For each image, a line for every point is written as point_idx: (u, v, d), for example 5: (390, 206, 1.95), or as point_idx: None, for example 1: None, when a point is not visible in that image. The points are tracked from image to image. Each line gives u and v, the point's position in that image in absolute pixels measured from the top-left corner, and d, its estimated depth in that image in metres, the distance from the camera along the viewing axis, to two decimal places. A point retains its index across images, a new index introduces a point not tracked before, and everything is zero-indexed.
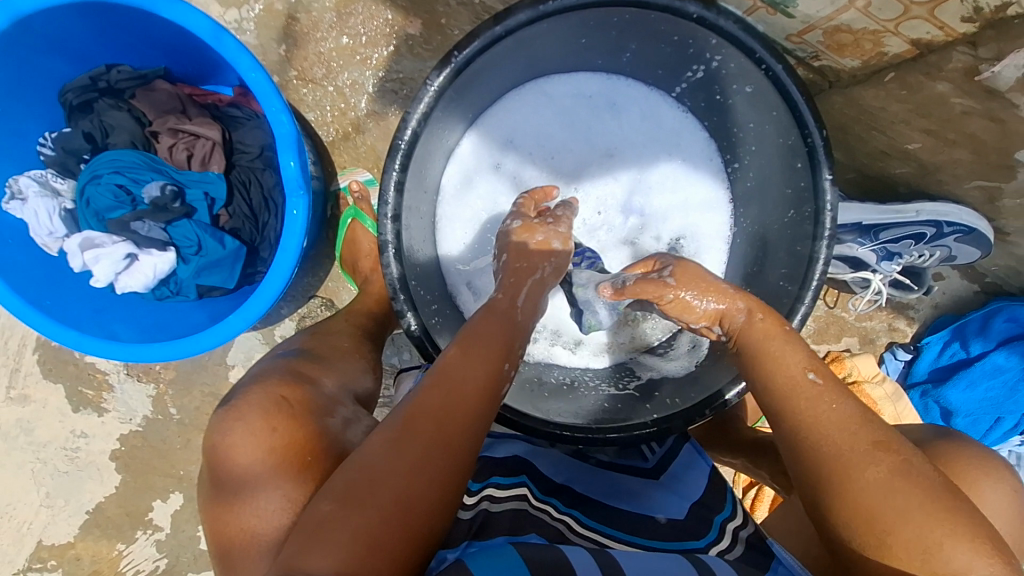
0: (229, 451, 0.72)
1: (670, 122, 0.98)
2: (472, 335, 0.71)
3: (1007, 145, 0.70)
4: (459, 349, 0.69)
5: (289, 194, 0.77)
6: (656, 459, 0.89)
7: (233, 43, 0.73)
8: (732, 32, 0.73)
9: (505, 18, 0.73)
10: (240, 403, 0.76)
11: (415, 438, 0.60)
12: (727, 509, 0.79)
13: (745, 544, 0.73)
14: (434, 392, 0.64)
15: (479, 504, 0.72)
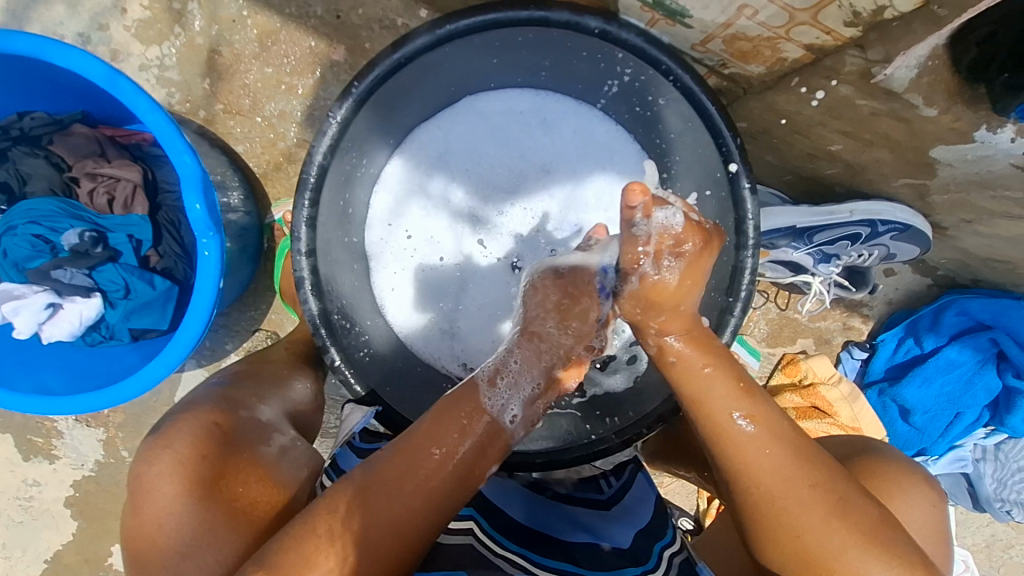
0: (151, 484, 0.65)
1: (603, 135, 0.94)
2: (458, 399, 0.66)
3: (921, 144, 0.69)
4: (441, 414, 0.65)
5: (199, 235, 0.77)
6: (613, 492, 0.84)
7: (129, 86, 0.72)
8: (636, 44, 0.72)
9: (402, 44, 0.73)
10: (168, 432, 0.69)
11: (370, 511, 0.57)
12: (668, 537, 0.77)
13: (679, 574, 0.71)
14: (403, 460, 0.61)
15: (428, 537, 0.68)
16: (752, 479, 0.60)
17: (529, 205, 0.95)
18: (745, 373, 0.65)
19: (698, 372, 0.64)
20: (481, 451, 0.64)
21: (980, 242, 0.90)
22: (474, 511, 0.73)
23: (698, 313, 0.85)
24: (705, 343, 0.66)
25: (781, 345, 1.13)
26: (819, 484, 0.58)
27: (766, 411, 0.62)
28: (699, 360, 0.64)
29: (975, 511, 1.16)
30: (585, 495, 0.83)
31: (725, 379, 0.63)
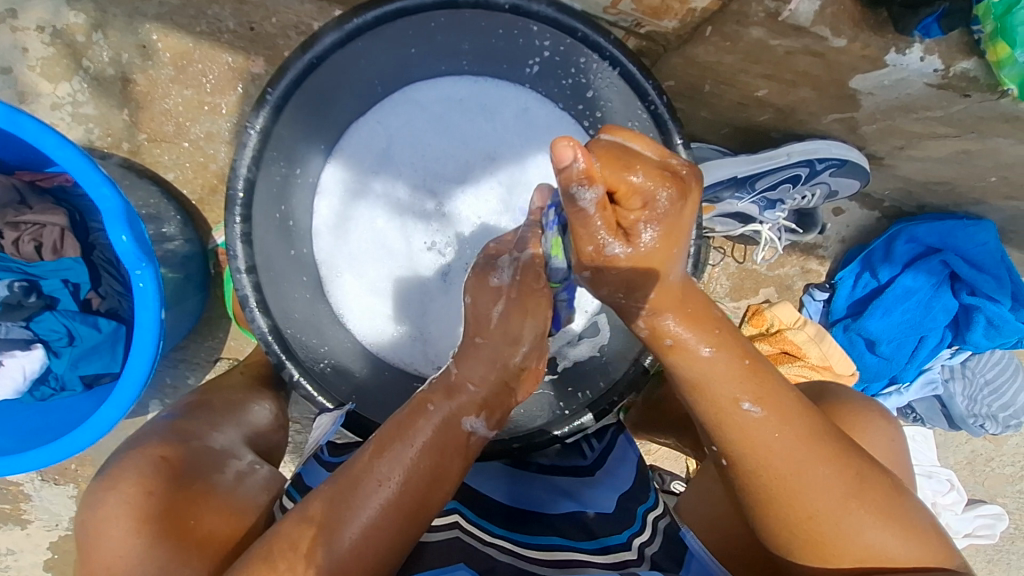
0: (98, 528, 0.62)
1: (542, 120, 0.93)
2: (404, 426, 0.62)
3: (839, 76, 0.70)
4: (381, 450, 0.60)
5: (131, 268, 0.73)
6: (595, 455, 0.85)
7: (31, 122, 0.69)
8: (549, 15, 0.72)
9: (311, 44, 0.70)
10: (114, 470, 0.66)
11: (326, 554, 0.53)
12: (652, 500, 0.78)
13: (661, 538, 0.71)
14: (347, 498, 0.57)
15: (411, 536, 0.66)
16: (760, 462, 0.60)
17: (478, 196, 0.94)
18: (748, 347, 0.63)
19: (696, 355, 0.61)
20: (433, 478, 0.60)
21: (917, 167, 0.91)
22: (458, 503, 0.72)
23: None
24: (728, 334, 0.62)
25: (745, 298, 1.14)
26: (829, 459, 0.59)
27: (772, 390, 0.61)
28: (698, 344, 0.61)
29: (952, 431, 1.19)
30: (567, 463, 0.84)
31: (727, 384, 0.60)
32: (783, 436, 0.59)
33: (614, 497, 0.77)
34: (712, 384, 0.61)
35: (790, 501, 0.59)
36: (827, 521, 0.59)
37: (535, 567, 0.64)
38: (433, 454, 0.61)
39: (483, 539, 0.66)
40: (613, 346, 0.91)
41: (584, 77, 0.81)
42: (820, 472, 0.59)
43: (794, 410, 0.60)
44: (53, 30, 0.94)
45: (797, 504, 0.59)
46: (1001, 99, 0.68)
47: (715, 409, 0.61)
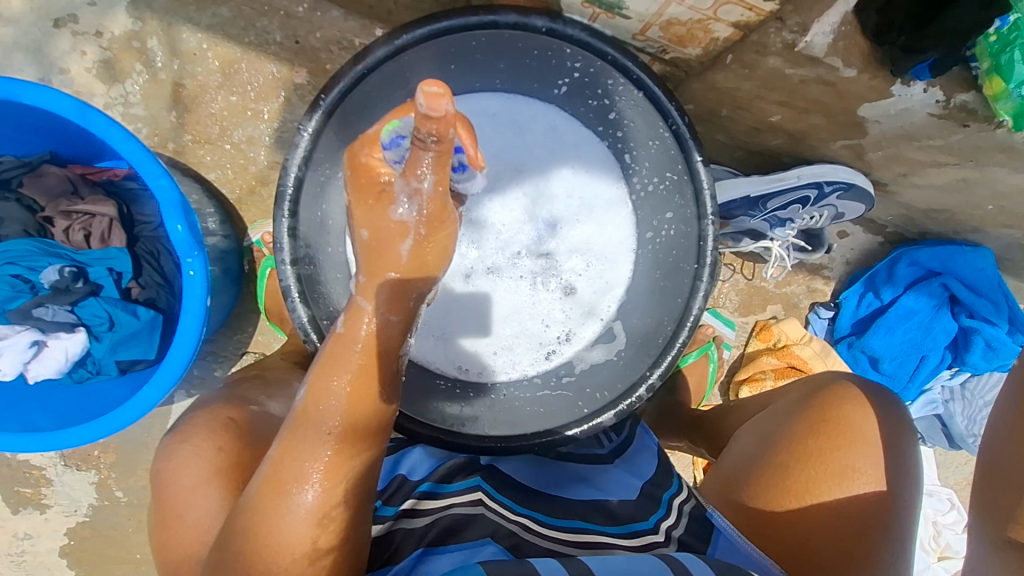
0: (175, 478, 0.71)
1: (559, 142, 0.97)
2: (326, 366, 0.63)
3: (848, 104, 0.76)
4: (313, 400, 0.61)
5: (183, 256, 0.77)
6: (613, 445, 0.92)
7: (99, 117, 0.74)
8: (582, 39, 0.77)
9: (364, 57, 0.76)
10: (185, 429, 0.76)
11: (304, 498, 0.58)
12: (674, 487, 0.83)
13: (686, 520, 0.76)
14: (298, 447, 0.60)
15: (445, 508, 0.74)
16: None
17: (503, 205, 1.01)
18: None
19: None
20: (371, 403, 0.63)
21: (918, 194, 0.97)
22: (479, 480, 0.80)
23: (673, 284, 0.91)
24: None
25: (753, 314, 1.19)
26: None
27: None
28: None
29: (952, 451, 1.23)
30: (586, 451, 0.91)
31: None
32: None
33: (637, 484, 0.82)
34: None
35: None
36: None
37: (567, 549, 0.70)
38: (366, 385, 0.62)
39: (506, 516, 0.73)
40: (628, 351, 0.96)
41: (611, 99, 0.88)
42: None
43: None
44: (111, 35, 1.00)
45: None
46: (996, 130, 0.73)
47: None
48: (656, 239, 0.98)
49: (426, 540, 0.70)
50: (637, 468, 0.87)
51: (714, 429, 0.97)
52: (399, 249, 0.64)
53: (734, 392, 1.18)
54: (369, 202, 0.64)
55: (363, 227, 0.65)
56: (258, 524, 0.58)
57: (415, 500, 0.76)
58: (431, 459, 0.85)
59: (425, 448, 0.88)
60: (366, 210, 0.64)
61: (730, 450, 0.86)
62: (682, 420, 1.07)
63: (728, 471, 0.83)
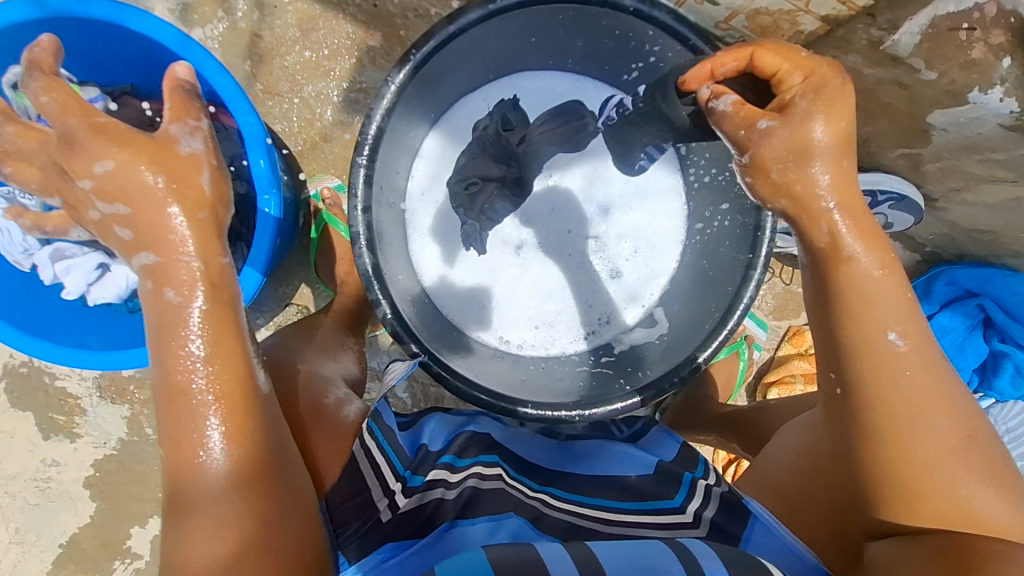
0: None
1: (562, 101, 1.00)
2: (164, 340, 0.58)
3: (919, 110, 0.78)
4: (166, 372, 0.57)
5: (261, 190, 0.81)
6: (627, 433, 0.90)
7: (197, 47, 0.80)
8: (666, 22, 0.80)
9: (457, 17, 0.78)
10: None
11: (212, 461, 0.56)
12: (699, 470, 0.80)
13: (718, 500, 0.73)
14: (184, 418, 0.57)
15: (468, 480, 0.72)
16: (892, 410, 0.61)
17: (557, 181, 1.04)
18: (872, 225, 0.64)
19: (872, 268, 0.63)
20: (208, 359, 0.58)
21: (966, 212, 0.99)
22: (499, 458, 0.78)
23: (724, 273, 0.93)
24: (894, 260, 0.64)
25: (787, 318, 1.20)
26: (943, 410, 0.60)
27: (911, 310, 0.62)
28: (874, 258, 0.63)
29: None
30: (600, 433, 0.90)
31: (902, 298, 0.63)
32: (909, 378, 0.61)
33: (651, 462, 0.80)
34: (883, 294, 0.62)
35: (900, 447, 0.60)
36: (935, 462, 0.59)
37: (591, 525, 0.70)
38: (212, 350, 0.58)
39: (525, 492, 0.72)
40: (670, 335, 0.98)
41: None
42: (925, 425, 0.60)
43: (907, 318, 0.62)
44: None
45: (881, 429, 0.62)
46: None
47: (876, 308, 0.62)
48: (705, 230, 1.00)
49: (458, 510, 0.68)
50: (656, 450, 0.85)
51: (753, 424, 0.97)
52: (167, 217, 0.58)
53: (761, 392, 1.19)
54: (132, 150, 0.58)
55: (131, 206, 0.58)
56: (186, 507, 0.55)
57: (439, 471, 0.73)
58: (445, 432, 0.82)
59: (441, 417, 0.86)
60: (138, 160, 0.57)
61: (767, 454, 0.83)
62: (709, 417, 1.08)
63: (766, 472, 0.80)
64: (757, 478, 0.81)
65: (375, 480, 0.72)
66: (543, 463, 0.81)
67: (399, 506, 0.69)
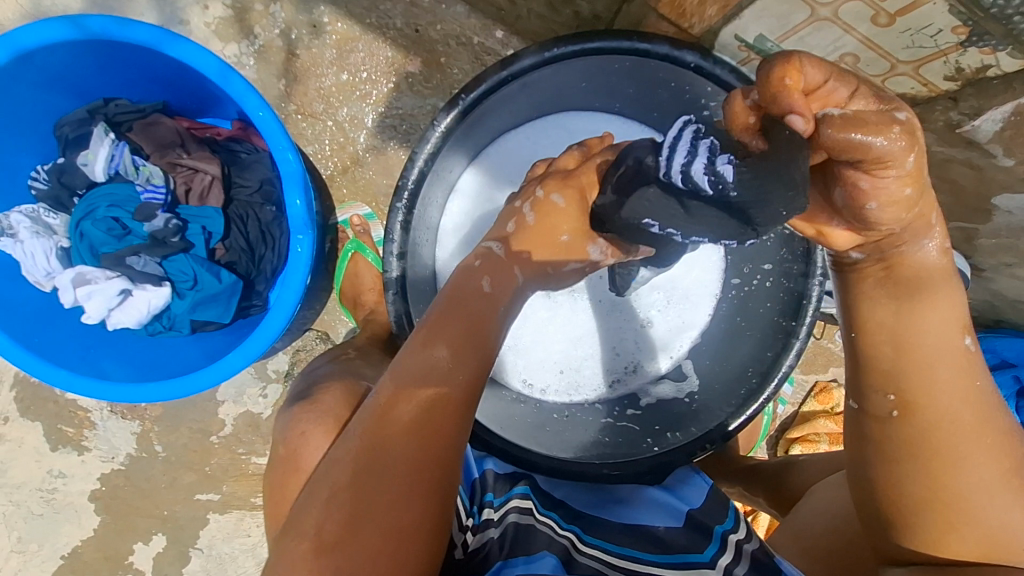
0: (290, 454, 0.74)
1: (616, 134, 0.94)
2: (439, 321, 0.61)
3: (985, 191, 0.74)
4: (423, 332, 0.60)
5: (295, 231, 0.79)
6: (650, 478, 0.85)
7: (240, 81, 0.76)
8: (728, 80, 0.76)
9: (512, 62, 0.76)
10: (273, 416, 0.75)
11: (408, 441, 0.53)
12: (730, 522, 0.72)
13: (750, 560, 0.65)
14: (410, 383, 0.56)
15: (507, 517, 0.70)
16: (951, 478, 0.54)
17: None
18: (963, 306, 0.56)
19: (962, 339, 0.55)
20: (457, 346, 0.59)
21: (1014, 285, 0.96)
22: (527, 490, 0.77)
23: (761, 336, 0.89)
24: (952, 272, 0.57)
25: (814, 373, 1.17)
26: (1001, 462, 0.54)
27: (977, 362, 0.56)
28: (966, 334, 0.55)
29: None
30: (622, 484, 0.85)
31: (969, 376, 0.55)
32: (970, 427, 0.54)
33: (682, 513, 0.74)
34: (944, 308, 0.55)
35: (957, 512, 0.54)
36: (993, 518, 0.54)
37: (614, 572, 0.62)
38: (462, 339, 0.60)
39: (556, 529, 0.69)
40: (702, 395, 0.95)
41: None
42: (985, 487, 0.54)
43: (987, 403, 0.55)
44: None
45: (941, 485, 0.54)
46: None
47: (950, 344, 0.55)
48: (742, 286, 0.97)
49: (504, 553, 0.63)
50: (684, 494, 0.79)
51: (781, 478, 0.93)
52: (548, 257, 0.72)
53: (784, 448, 1.17)
54: (579, 213, 0.71)
55: (536, 218, 0.71)
56: (366, 444, 0.53)
57: (493, 510, 0.72)
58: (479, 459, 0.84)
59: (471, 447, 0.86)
60: (574, 219, 0.71)
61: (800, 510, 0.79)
62: (732, 468, 1.04)
63: (802, 528, 0.75)
64: (792, 534, 0.77)
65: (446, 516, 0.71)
66: (573, 502, 0.78)
67: (467, 544, 0.67)
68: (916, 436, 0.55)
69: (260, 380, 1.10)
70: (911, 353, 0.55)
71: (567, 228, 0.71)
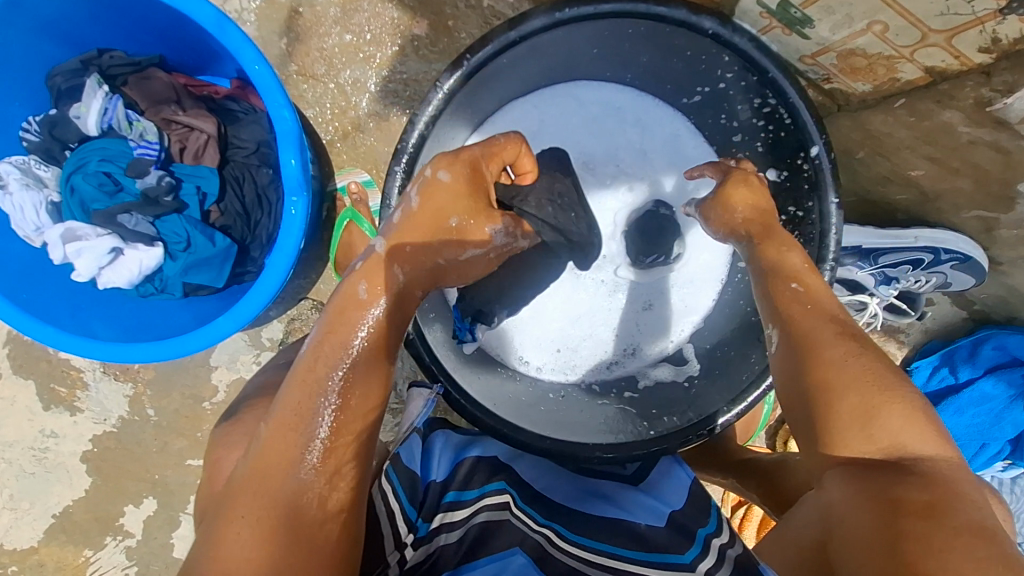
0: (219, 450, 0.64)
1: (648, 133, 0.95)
2: (340, 317, 0.56)
3: (1012, 176, 0.70)
4: (316, 359, 0.54)
5: (289, 192, 0.77)
6: (635, 469, 0.82)
7: (235, 32, 0.73)
8: (747, 50, 0.73)
9: (520, 23, 0.72)
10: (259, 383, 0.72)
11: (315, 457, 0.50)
12: (713, 525, 0.68)
13: (733, 565, 0.60)
14: (308, 397, 0.52)
15: (473, 517, 0.66)
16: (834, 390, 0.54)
17: (598, 204, 0.97)
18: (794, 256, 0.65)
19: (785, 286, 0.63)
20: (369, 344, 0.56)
21: None
22: (504, 485, 0.72)
23: (765, 320, 0.86)
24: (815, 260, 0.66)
25: None
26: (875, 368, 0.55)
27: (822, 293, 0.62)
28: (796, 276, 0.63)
29: None
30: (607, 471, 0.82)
31: (821, 308, 0.61)
32: (826, 342, 0.57)
33: (665, 512, 0.70)
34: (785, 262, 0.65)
35: (869, 421, 0.52)
36: (903, 428, 0.52)
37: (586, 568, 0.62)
38: (366, 361, 0.55)
39: (529, 526, 0.66)
40: (700, 380, 0.92)
41: (735, 120, 0.86)
42: (858, 389, 0.53)
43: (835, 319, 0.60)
44: None
45: (824, 380, 0.55)
46: None
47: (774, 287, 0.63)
48: (749, 269, 0.93)
49: (459, 557, 0.62)
50: (666, 493, 0.74)
51: (775, 478, 0.90)
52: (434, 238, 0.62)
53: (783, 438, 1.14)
54: (471, 190, 0.64)
55: (421, 199, 0.63)
56: (267, 471, 0.49)
57: (438, 515, 0.66)
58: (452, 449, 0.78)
59: (446, 436, 0.80)
60: (467, 200, 0.63)
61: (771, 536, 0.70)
62: (726, 459, 1.02)
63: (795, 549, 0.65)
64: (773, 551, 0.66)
65: (387, 529, 0.65)
66: (555, 496, 0.74)
67: (402, 562, 0.62)
68: (793, 351, 0.58)
69: (253, 348, 1.08)
70: (779, 296, 0.63)
71: (459, 210, 0.63)
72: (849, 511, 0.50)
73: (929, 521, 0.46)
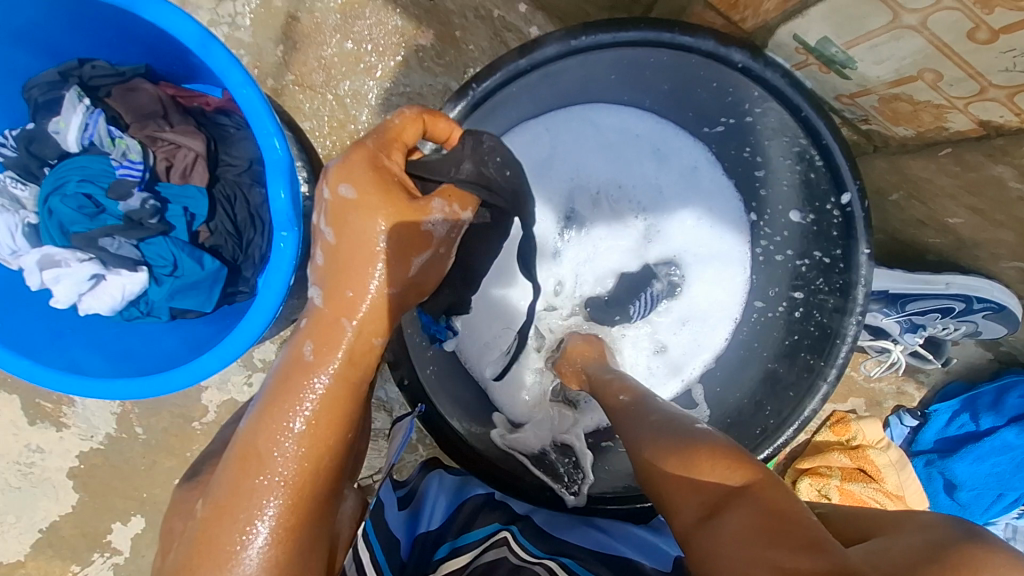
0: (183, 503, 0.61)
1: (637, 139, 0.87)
2: (282, 394, 0.50)
3: None
4: (256, 434, 0.49)
5: (278, 225, 0.72)
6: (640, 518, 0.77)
7: (222, 52, 0.68)
8: (779, 85, 0.67)
9: (531, 50, 0.66)
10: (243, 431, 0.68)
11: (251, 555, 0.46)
12: None
13: None
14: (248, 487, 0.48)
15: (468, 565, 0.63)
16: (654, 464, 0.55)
17: (610, 236, 0.91)
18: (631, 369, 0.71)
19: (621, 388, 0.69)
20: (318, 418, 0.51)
21: None
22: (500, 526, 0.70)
23: (783, 370, 0.82)
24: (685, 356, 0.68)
25: (832, 402, 1.10)
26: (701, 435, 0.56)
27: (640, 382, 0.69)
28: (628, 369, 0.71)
29: None
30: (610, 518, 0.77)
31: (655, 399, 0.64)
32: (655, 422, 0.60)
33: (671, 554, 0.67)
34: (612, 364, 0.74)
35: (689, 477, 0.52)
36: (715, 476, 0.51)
37: None
38: (315, 437, 0.50)
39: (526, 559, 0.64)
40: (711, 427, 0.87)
41: (760, 154, 0.80)
42: (678, 455, 0.53)
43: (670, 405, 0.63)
44: None
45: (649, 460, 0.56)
46: None
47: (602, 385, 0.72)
48: (766, 311, 0.88)
49: None
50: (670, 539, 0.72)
51: None
52: (368, 275, 0.53)
53: (792, 479, 1.09)
54: (384, 198, 0.53)
55: (336, 227, 0.53)
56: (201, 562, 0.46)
57: (434, 570, 0.63)
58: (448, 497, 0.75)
59: (440, 477, 0.77)
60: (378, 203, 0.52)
61: None
62: None
63: None
64: None
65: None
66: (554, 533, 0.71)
67: None
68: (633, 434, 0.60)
69: (245, 369, 1.04)
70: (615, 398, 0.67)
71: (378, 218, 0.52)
72: (720, 554, 0.46)
73: (782, 550, 0.44)
